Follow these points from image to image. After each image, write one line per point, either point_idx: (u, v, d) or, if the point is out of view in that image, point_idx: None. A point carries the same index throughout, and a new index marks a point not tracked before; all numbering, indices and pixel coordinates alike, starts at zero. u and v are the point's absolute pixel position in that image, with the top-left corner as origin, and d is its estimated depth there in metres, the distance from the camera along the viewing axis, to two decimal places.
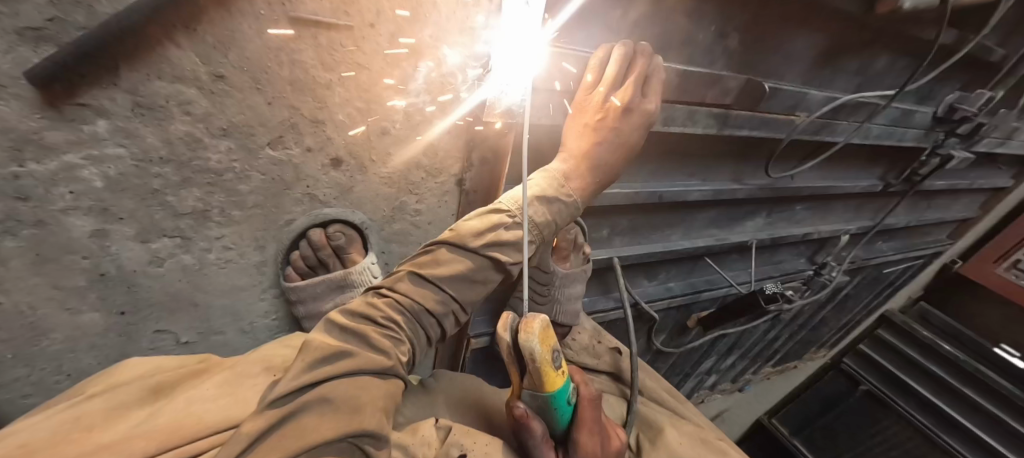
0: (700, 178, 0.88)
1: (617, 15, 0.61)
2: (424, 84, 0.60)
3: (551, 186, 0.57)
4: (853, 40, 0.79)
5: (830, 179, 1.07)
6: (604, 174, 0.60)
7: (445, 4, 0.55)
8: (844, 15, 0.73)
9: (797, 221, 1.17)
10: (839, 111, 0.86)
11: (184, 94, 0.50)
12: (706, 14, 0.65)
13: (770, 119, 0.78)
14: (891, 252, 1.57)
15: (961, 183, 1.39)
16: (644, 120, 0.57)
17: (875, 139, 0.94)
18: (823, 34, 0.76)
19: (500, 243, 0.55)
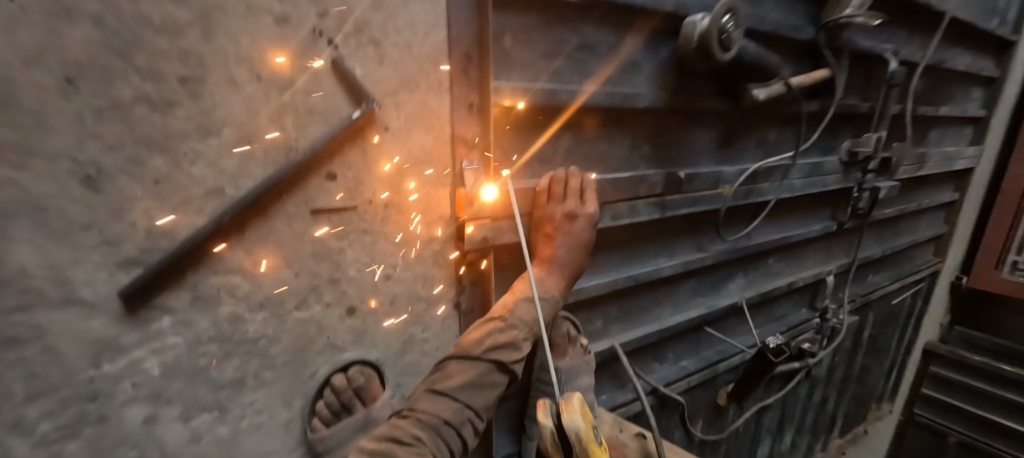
0: (666, 256, 0.98)
1: (551, 151, 0.81)
2: (412, 231, 0.74)
3: (529, 288, 0.70)
4: (741, 123, 1.00)
5: (785, 230, 1.17)
6: (570, 270, 0.73)
7: (424, 175, 0.72)
8: (722, 112, 0.96)
9: (777, 273, 1.23)
10: (757, 177, 1.01)
11: (231, 283, 0.62)
12: (618, 136, 0.86)
13: (702, 196, 0.94)
14: (885, 284, 1.60)
15: (910, 207, 1.51)
16: (588, 222, 0.72)
17: (801, 190, 1.09)
18: (715, 128, 0.97)
19: (499, 346, 0.65)
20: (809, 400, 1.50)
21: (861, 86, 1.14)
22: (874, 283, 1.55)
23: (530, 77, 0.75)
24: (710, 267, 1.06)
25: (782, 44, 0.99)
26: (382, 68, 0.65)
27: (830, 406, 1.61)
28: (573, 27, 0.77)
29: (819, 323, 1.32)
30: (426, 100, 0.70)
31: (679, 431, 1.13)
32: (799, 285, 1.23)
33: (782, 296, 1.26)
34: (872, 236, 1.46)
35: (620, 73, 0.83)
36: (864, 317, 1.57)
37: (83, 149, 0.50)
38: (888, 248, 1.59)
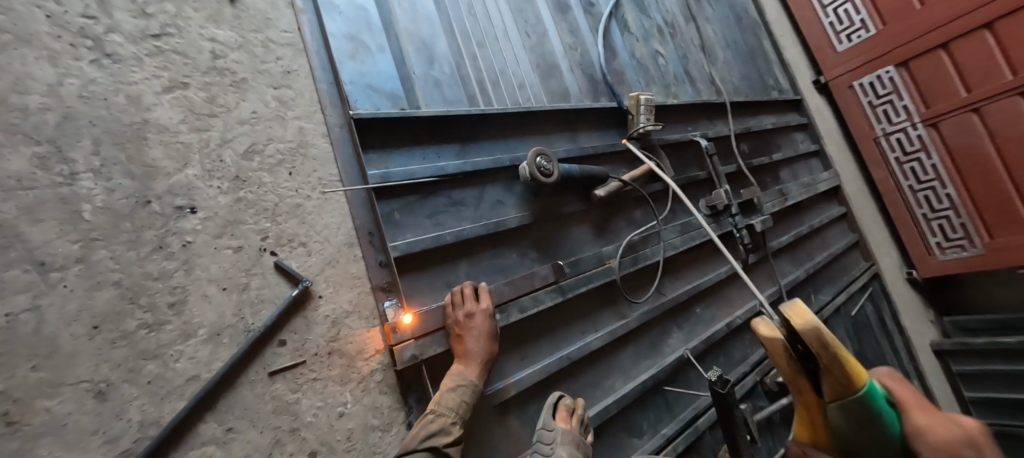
0: (591, 332, 1.18)
1: (453, 276, 1.08)
2: (353, 368, 0.93)
3: (452, 380, 0.86)
4: (604, 215, 1.33)
5: (693, 280, 1.42)
6: (484, 356, 0.90)
7: (355, 324, 0.95)
8: (584, 212, 1.30)
9: (710, 320, 1.41)
10: (636, 246, 1.32)
11: (206, 451, 0.76)
12: (505, 251, 1.15)
13: (588, 274, 1.20)
14: (834, 298, 1.70)
15: (804, 227, 1.74)
16: (486, 315, 0.93)
17: (683, 246, 1.40)
18: (584, 225, 1.30)
19: (433, 433, 0.77)
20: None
21: (692, 162, 1.56)
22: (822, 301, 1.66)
23: (422, 232, 1.07)
24: (637, 329, 1.25)
25: (609, 157, 1.41)
26: (310, 257, 0.95)
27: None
28: (442, 193, 1.13)
29: None
30: (347, 268, 0.98)
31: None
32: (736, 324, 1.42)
33: (726, 339, 1.41)
34: (788, 262, 1.66)
35: (488, 208, 1.17)
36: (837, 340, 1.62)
37: (98, 372, 0.72)
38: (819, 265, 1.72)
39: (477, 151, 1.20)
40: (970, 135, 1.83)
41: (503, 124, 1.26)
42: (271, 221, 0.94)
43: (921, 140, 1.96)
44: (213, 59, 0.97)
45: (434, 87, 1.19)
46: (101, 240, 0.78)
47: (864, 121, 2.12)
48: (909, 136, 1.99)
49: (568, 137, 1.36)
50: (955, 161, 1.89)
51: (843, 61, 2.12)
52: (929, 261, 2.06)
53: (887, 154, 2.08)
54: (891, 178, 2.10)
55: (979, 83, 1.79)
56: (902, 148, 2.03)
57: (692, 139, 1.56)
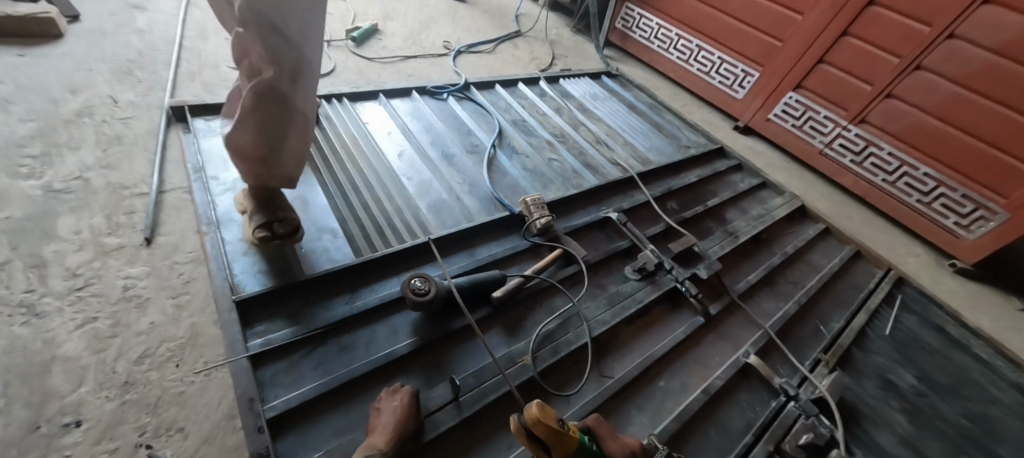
0: (519, 443, 1.12)
1: (342, 421, 1.06)
2: None
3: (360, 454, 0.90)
4: (513, 317, 1.35)
5: (643, 352, 1.37)
6: (398, 432, 0.94)
7: None
8: (490, 318, 1.33)
9: (681, 390, 1.32)
10: (552, 334, 1.32)
11: None
12: (400, 380, 1.15)
13: (495, 380, 1.17)
14: (851, 322, 1.65)
15: (775, 259, 1.76)
16: (405, 393, 1.00)
17: (615, 319, 1.40)
18: (495, 332, 1.31)
19: None
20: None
21: (612, 236, 1.68)
22: (835, 329, 1.60)
23: (307, 382, 1.09)
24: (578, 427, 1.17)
25: (511, 258, 1.52)
26: (186, 440, 0.99)
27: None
28: (331, 340, 1.18)
29: (796, 404, 1.34)
30: (225, 442, 1.01)
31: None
32: (718, 385, 1.32)
33: (710, 411, 1.30)
34: (771, 298, 1.66)
35: (382, 342, 1.21)
36: (868, 378, 1.50)
37: None
38: (809, 296, 1.68)
39: (368, 294, 1.30)
40: (899, 116, 2.09)
41: (393, 264, 1.38)
42: (152, 415, 1.00)
43: (863, 138, 2.23)
44: (123, 290, 1.18)
45: (322, 254, 1.37)
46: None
47: (802, 142, 2.46)
48: (850, 138, 2.28)
49: (465, 254, 1.49)
50: (906, 140, 2.11)
51: (748, 105, 2.58)
52: (961, 244, 2.06)
53: (843, 161, 2.34)
54: (861, 181, 2.31)
55: (872, 76, 2.12)
56: (852, 151, 2.29)
57: (603, 216, 1.71)
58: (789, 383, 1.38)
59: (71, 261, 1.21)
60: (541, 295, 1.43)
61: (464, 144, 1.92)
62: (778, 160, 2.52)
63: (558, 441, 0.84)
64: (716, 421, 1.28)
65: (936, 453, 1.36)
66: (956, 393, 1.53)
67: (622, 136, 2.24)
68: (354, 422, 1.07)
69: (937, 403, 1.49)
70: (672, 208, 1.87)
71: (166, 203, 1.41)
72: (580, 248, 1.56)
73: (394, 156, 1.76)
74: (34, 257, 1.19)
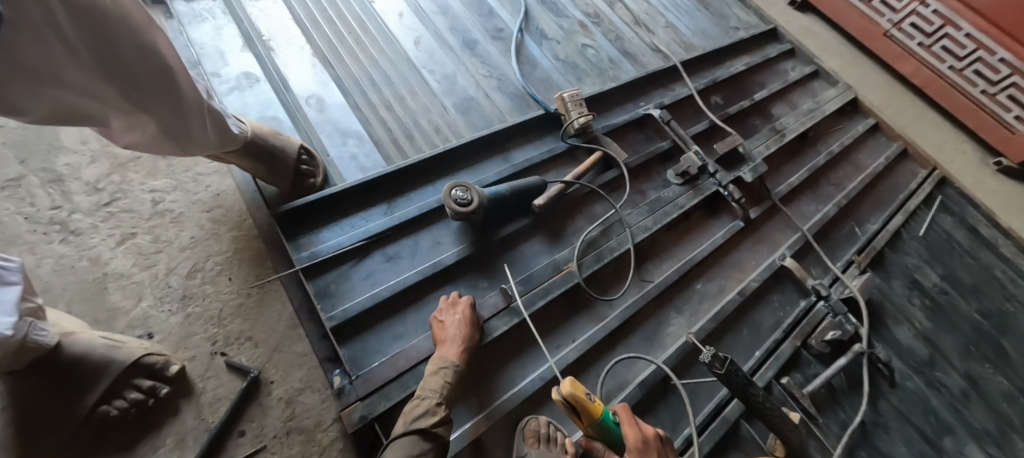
0: (568, 343, 1.19)
1: (403, 327, 1.11)
2: (319, 440, 1.00)
3: (434, 365, 0.95)
4: (554, 225, 1.34)
5: (682, 257, 1.39)
6: (466, 342, 0.99)
7: (316, 402, 1.03)
8: (533, 226, 1.31)
9: (717, 293, 1.37)
10: (595, 241, 1.32)
11: None
12: (448, 288, 1.18)
13: (543, 287, 1.20)
14: (888, 223, 1.64)
15: (819, 159, 1.69)
16: (466, 304, 1.04)
17: (656, 225, 1.37)
18: (537, 240, 1.30)
19: (416, 419, 0.85)
20: (929, 402, 1.40)
21: (652, 137, 1.57)
22: (870, 231, 1.61)
23: (364, 292, 1.12)
24: (621, 330, 1.25)
25: (548, 162, 1.44)
26: (259, 348, 1.05)
27: (973, 386, 1.46)
28: (376, 251, 1.18)
29: (826, 304, 1.40)
30: (295, 348, 1.07)
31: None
32: (754, 288, 1.36)
33: (740, 311, 1.37)
34: (811, 201, 1.63)
35: (426, 252, 1.21)
36: (896, 278, 1.56)
37: None
38: (850, 198, 1.65)
39: (407, 204, 1.25)
40: None
41: (427, 170, 1.31)
42: (218, 327, 1.05)
43: (941, 15, 1.99)
44: (154, 205, 1.14)
45: (351, 160, 1.29)
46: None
47: (866, 21, 2.21)
48: (925, 15, 2.04)
49: (501, 159, 1.41)
50: (990, 18, 1.88)
51: None
52: (1016, 140, 1.97)
53: (909, 43, 2.12)
54: (924, 67, 2.11)
55: None
56: (922, 32, 2.07)
57: (643, 114, 1.58)
58: (823, 285, 1.43)
59: (89, 175, 1.14)
60: (579, 202, 1.39)
61: (488, 28, 1.69)
62: (832, 42, 2.27)
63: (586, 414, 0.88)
64: (747, 320, 1.37)
65: (942, 344, 1.50)
66: (970, 290, 1.61)
67: (663, 15, 1.97)
68: (411, 329, 1.12)
69: (956, 300, 1.58)
70: (716, 103, 1.72)
71: None
72: (620, 150, 1.47)
73: (412, 44, 1.56)
74: (49, 172, 1.12)
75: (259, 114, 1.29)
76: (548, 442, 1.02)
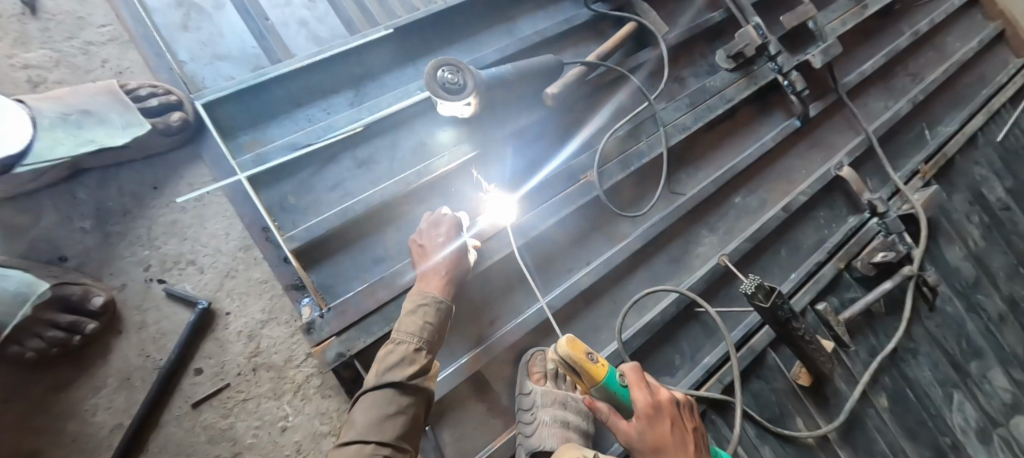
0: (582, 266, 1.01)
1: (382, 248, 0.91)
2: (288, 380, 0.85)
3: (413, 302, 0.76)
4: (568, 123, 1.07)
5: (721, 164, 1.14)
6: (452, 273, 0.80)
7: (282, 337, 0.87)
8: (543, 122, 1.04)
9: (757, 208, 1.16)
10: (619, 143, 1.06)
11: None
12: (437, 201, 0.95)
13: (555, 200, 0.97)
14: (965, 125, 1.37)
15: (901, 40, 1.35)
16: (450, 224, 0.83)
17: (697, 124, 1.10)
18: (549, 142, 1.04)
19: (390, 368, 0.69)
20: (965, 328, 1.28)
21: (699, 5, 1.22)
22: (942, 134, 1.35)
23: (332, 206, 0.89)
24: (643, 251, 1.06)
25: (564, 37, 1.11)
26: (205, 274, 0.86)
27: (1014, 311, 1.33)
28: (343, 154, 0.92)
29: (880, 221, 1.20)
30: (250, 274, 0.88)
31: (769, 445, 1.02)
32: (801, 202, 1.15)
33: (780, 228, 1.18)
34: (879, 96, 1.34)
35: (408, 155, 0.95)
36: (959, 191, 1.34)
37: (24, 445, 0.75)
38: (928, 93, 1.35)
39: (379, 91, 0.97)
40: None
41: (405, 45, 1.00)
42: (150, 248, 0.85)
43: None
44: (33, 88, 0.84)
45: (301, 29, 0.96)
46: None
47: None
48: None
49: (503, 32, 1.07)
50: None
51: None
52: None
53: None
54: None
55: None
56: None
57: None
58: (883, 198, 1.21)
59: None
60: (601, 94, 1.11)
61: None
62: None
63: (587, 376, 0.70)
64: (787, 238, 1.18)
65: (994, 266, 1.34)
66: None
67: None
68: (394, 251, 0.91)
69: (1018, 216, 1.39)
70: None
71: None
72: (660, 22, 1.13)
73: None
74: None
75: None
76: (556, 378, 0.90)
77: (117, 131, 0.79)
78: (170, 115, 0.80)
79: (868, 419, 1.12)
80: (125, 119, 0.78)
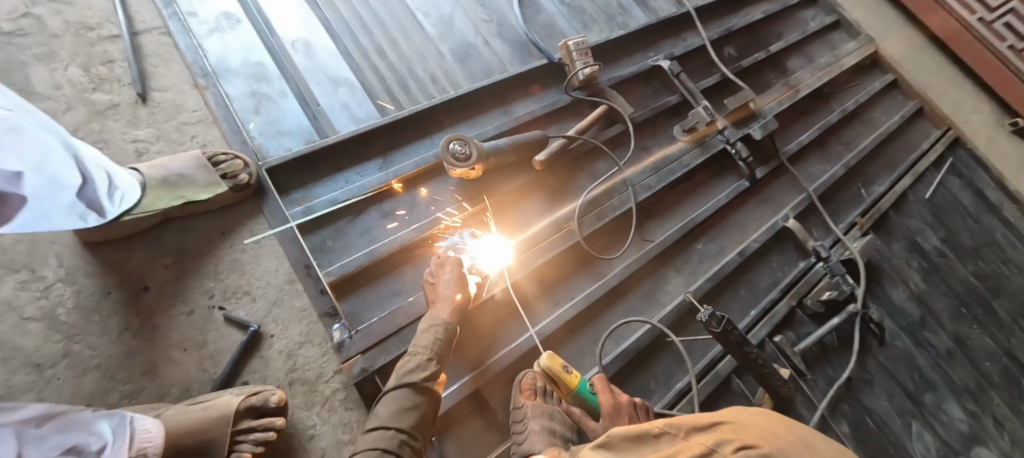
0: (567, 300, 1.19)
1: (400, 283, 1.11)
2: (319, 393, 1.01)
3: (426, 323, 0.95)
4: (554, 183, 1.31)
5: (685, 217, 1.36)
6: (457, 302, 0.99)
7: (316, 357, 1.04)
8: (534, 182, 1.28)
9: (717, 253, 1.36)
10: (596, 200, 1.29)
11: None
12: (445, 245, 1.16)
13: (545, 244, 1.19)
14: (895, 185, 1.61)
15: (831, 117, 1.64)
16: (454, 263, 1.04)
17: (660, 184, 1.35)
18: (539, 198, 1.28)
19: (409, 371, 0.86)
20: (915, 361, 1.43)
21: (660, 90, 1.52)
22: (876, 193, 1.58)
23: (361, 248, 1.10)
24: (620, 288, 1.25)
25: (550, 116, 1.39)
26: (256, 302, 1.05)
27: (962, 347, 1.48)
28: (372, 207, 1.15)
29: (825, 265, 1.39)
30: (292, 304, 1.07)
31: None
32: (754, 248, 1.35)
33: (740, 270, 1.37)
34: (818, 161, 1.59)
35: (423, 208, 1.18)
36: (896, 241, 1.55)
37: None
38: (859, 159, 1.61)
39: (402, 158, 1.21)
40: None
41: (423, 123, 1.26)
42: (215, 281, 1.05)
43: None
44: (137, 156, 1.08)
45: (343, 111, 1.23)
46: (100, 335, 0.96)
47: None
48: None
49: (502, 112, 1.35)
50: None
51: None
52: None
53: None
54: (951, 20, 2.07)
55: None
56: None
57: (652, 66, 1.51)
58: (827, 245, 1.41)
59: (66, 122, 1.08)
60: (582, 161, 1.36)
61: None
62: None
63: (564, 384, 0.95)
64: (746, 279, 1.37)
65: (937, 306, 1.51)
66: (973, 253, 1.61)
67: None
68: (410, 286, 1.11)
69: (954, 262, 1.58)
70: (729, 56, 1.65)
71: (144, 49, 1.20)
72: (628, 105, 1.41)
73: None
74: None
75: (242, 61, 1.22)
76: (544, 396, 1.03)
77: (201, 189, 1.01)
78: (237, 176, 1.06)
79: None
80: (206, 179, 1.02)
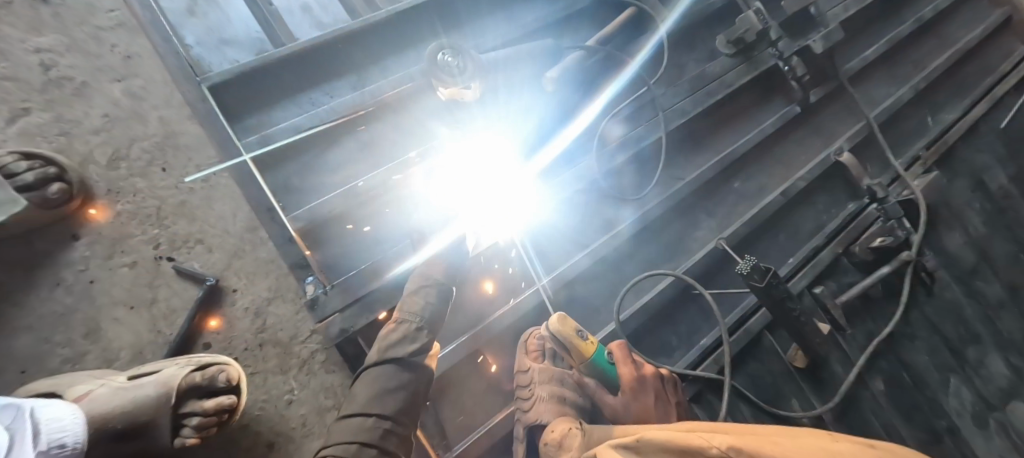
0: (582, 248, 1.02)
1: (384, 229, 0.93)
2: (295, 356, 0.88)
3: (415, 282, 0.78)
4: (570, 107, 1.09)
5: (722, 149, 1.16)
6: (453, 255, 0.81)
7: (290, 315, 0.89)
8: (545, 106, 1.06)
9: (756, 194, 1.17)
10: (619, 128, 1.08)
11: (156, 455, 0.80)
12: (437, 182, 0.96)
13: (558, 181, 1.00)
14: (967, 113, 1.38)
15: (902, 28, 1.36)
16: None
17: (697, 109, 1.11)
18: (551, 126, 1.06)
19: (393, 345, 0.71)
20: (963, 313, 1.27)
21: None
22: (944, 122, 1.36)
23: (337, 187, 0.91)
24: (642, 233, 1.07)
25: (566, 23, 1.14)
26: (212, 253, 0.88)
27: None
28: (347, 137, 0.94)
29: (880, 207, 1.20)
30: (256, 254, 0.90)
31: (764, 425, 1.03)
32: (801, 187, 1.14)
33: (780, 213, 1.19)
34: (881, 83, 1.34)
35: (411, 139, 0.97)
36: (960, 178, 1.34)
37: None
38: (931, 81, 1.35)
39: (383, 75, 0.99)
40: None
41: (408, 30, 1.01)
42: (159, 228, 0.87)
43: None
44: (45, 72, 0.86)
45: (304, 14, 0.98)
46: (28, 292, 0.81)
47: None
48: None
49: (505, 17, 1.09)
50: None
51: None
52: None
53: None
54: None
55: None
56: None
57: None
58: (885, 184, 1.21)
59: None
60: (602, 79, 1.11)
61: None
62: None
63: (578, 353, 0.78)
64: (784, 223, 1.20)
65: (998, 253, 1.33)
66: None
67: None
68: (395, 234, 0.93)
69: None
70: None
71: None
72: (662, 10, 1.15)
73: None
74: None
75: None
76: (552, 358, 0.89)
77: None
78: (47, 187, 0.78)
79: (862, 401, 1.13)
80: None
